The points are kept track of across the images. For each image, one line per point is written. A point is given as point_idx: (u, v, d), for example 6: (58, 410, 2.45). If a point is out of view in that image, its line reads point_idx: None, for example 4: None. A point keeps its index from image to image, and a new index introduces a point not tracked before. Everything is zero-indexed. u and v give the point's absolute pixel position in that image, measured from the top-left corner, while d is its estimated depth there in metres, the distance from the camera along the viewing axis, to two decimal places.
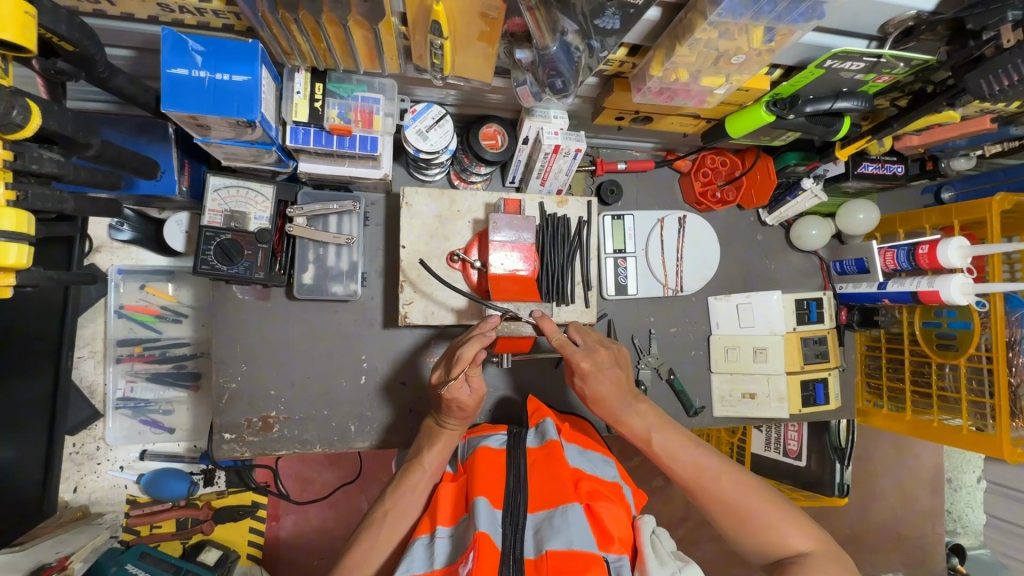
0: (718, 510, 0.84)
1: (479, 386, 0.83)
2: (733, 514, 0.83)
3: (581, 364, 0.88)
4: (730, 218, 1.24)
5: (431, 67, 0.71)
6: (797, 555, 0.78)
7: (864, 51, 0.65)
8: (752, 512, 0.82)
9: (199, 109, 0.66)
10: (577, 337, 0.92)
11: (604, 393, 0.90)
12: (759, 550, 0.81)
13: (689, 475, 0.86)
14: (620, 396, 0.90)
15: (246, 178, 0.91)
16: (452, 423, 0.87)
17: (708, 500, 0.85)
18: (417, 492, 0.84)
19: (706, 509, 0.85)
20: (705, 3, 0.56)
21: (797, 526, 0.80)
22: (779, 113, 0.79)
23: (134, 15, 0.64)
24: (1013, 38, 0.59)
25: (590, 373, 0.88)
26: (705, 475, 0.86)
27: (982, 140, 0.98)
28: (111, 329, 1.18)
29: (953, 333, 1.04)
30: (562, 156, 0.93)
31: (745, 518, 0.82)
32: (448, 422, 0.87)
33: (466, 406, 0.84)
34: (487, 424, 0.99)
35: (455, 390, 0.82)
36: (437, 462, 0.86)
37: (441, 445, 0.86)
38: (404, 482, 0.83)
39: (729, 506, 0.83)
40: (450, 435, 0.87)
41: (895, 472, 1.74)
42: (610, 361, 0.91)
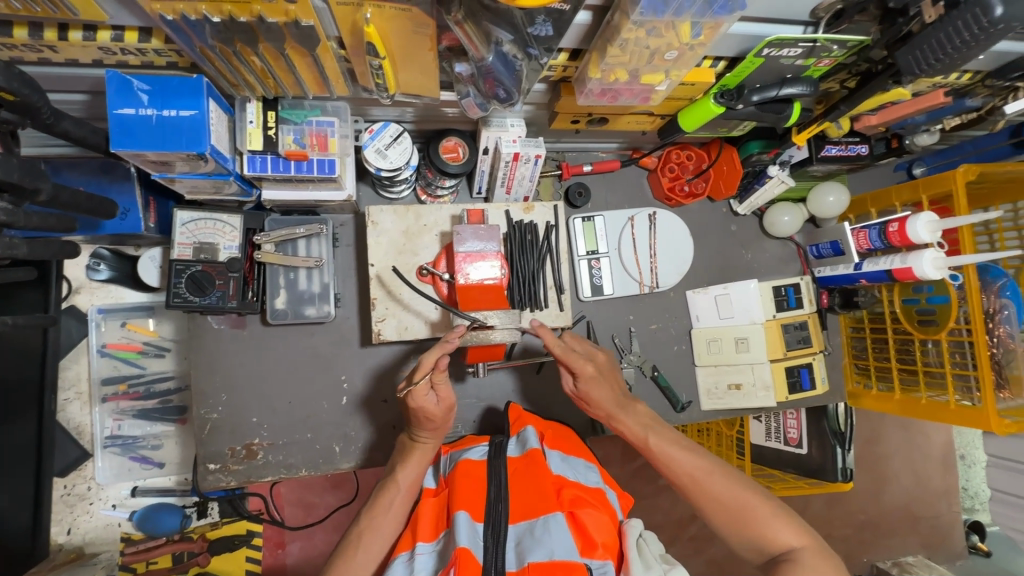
0: (712, 508, 0.83)
1: (446, 394, 0.84)
2: (727, 511, 0.82)
3: (585, 369, 0.88)
4: (701, 211, 1.24)
5: (376, 86, 0.72)
6: (790, 551, 0.77)
7: (798, 37, 0.66)
8: (743, 508, 0.81)
9: (149, 146, 0.68)
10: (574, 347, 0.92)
11: (601, 396, 0.90)
12: (752, 546, 0.81)
13: (682, 474, 0.86)
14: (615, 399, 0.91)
15: (213, 210, 0.93)
16: (427, 436, 0.87)
17: (702, 497, 0.84)
18: (392, 511, 0.84)
19: (700, 507, 0.85)
20: (626, 4, 0.57)
21: (788, 520, 0.79)
22: (726, 104, 0.79)
23: (78, 60, 0.65)
24: (934, 13, 0.59)
25: (593, 376, 0.89)
26: (697, 472, 0.85)
27: (941, 114, 0.97)
28: (95, 369, 1.19)
29: (931, 309, 1.04)
30: (523, 163, 0.94)
31: (737, 515, 0.81)
32: (421, 437, 0.87)
33: (435, 418, 0.84)
34: (471, 436, 0.99)
35: (421, 397, 0.82)
36: (411, 479, 0.86)
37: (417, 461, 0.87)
38: (379, 502, 0.84)
39: (723, 504, 0.83)
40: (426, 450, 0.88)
41: (905, 454, 1.71)
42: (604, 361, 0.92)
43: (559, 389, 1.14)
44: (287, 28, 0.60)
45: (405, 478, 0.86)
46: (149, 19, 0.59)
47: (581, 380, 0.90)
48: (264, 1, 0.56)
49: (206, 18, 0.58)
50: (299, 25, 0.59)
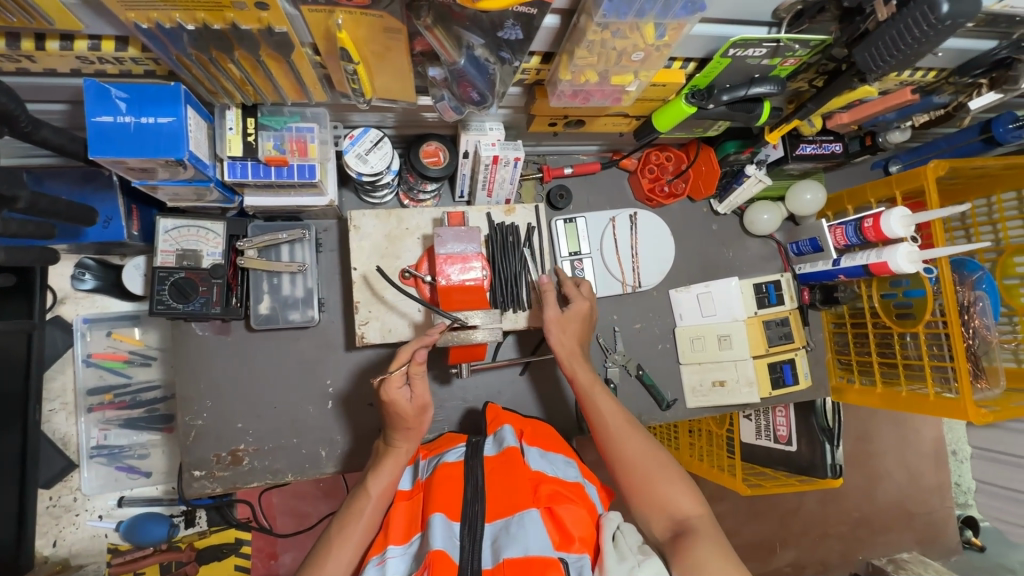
0: (624, 464, 0.85)
1: (420, 392, 0.86)
2: (636, 470, 0.83)
3: (581, 308, 1.00)
4: (682, 211, 1.26)
5: (352, 91, 0.74)
6: (685, 519, 0.78)
7: (761, 37, 0.68)
8: (653, 470, 0.82)
9: (126, 153, 0.69)
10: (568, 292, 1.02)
11: (575, 333, 0.98)
12: (652, 510, 0.80)
13: (611, 423, 0.89)
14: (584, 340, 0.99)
15: (196, 217, 0.93)
16: (399, 438, 0.88)
17: (617, 455, 0.86)
18: (361, 524, 0.83)
19: (614, 460, 0.86)
20: (590, 7, 0.59)
21: (690, 491, 0.80)
22: (697, 104, 0.82)
23: (56, 70, 0.66)
24: (886, 11, 0.61)
25: (581, 315, 1.00)
26: (622, 433, 0.88)
27: (911, 112, 0.99)
28: (80, 379, 1.19)
29: (909, 303, 1.06)
30: (502, 166, 0.96)
31: (648, 469, 0.83)
32: (396, 441, 0.88)
33: (406, 418, 0.85)
34: (449, 436, 1.01)
35: (393, 391, 0.83)
36: (382, 491, 0.85)
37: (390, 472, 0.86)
38: (349, 514, 0.83)
39: (634, 462, 0.84)
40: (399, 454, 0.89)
41: (895, 449, 1.72)
42: (586, 309, 1.00)
43: (544, 390, 1.15)
44: (260, 34, 0.62)
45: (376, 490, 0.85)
46: (125, 28, 0.60)
47: (568, 313, 0.99)
48: (237, 9, 0.57)
49: (180, 25, 0.59)
50: (273, 32, 0.61)
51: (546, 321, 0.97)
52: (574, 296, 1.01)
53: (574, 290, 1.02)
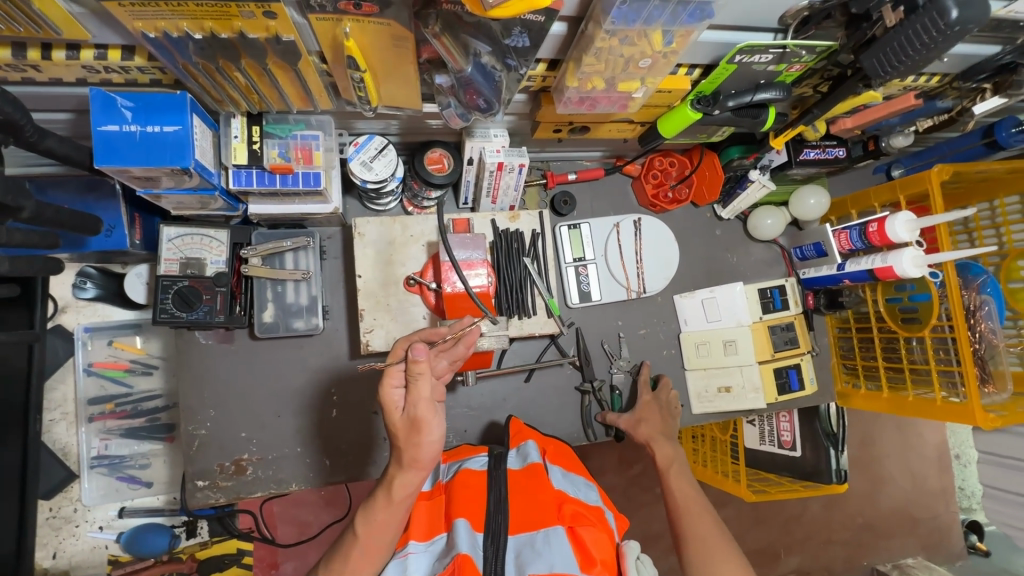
0: (688, 539, 0.86)
1: (413, 402, 0.71)
2: (699, 546, 0.84)
3: (647, 397, 1.11)
4: (686, 216, 1.26)
5: (358, 99, 0.74)
6: None
7: (768, 44, 0.68)
8: (717, 550, 0.83)
9: (132, 162, 0.69)
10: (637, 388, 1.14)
11: (652, 422, 1.06)
12: None
13: (682, 499, 0.92)
14: (660, 425, 1.06)
15: (200, 225, 0.93)
16: (395, 471, 0.75)
17: (683, 528, 0.88)
18: (348, 566, 0.76)
19: (679, 534, 0.87)
20: (598, 15, 0.59)
21: None
22: (703, 110, 0.81)
23: (61, 79, 0.66)
24: (894, 17, 0.61)
25: (648, 404, 1.10)
26: (693, 509, 0.89)
27: (914, 116, 0.99)
28: (81, 388, 1.18)
29: (914, 307, 1.06)
30: (507, 173, 0.96)
31: (711, 550, 0.83)
32: (392, 478, 0.75)
33: (396, 432, 0.73)
34: (470, 445, 1.00)
35: (386, 390, 0.72)
36: (370, 536, 0.76)
37: (381, 518, 0.76)
38: (335, 557, 0.77)
39: (699, 539, 0.85)
40: (398, 505, 0.76)
41: (900, 454, 1.71)
42: (650, 399, 1.11)
43: (549, 397, 1.14)
44: (268, 43, 0.61)
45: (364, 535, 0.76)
46: (131, 37, 0.60)
47: (639, 407, 1.09)
48: (246, 17, 0.57)
49: (188, 35, 0.59)
50: (280, 41, 0.61)
51: (621, 421, 1.08)
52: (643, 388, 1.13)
53: (646, 387, 1.13)
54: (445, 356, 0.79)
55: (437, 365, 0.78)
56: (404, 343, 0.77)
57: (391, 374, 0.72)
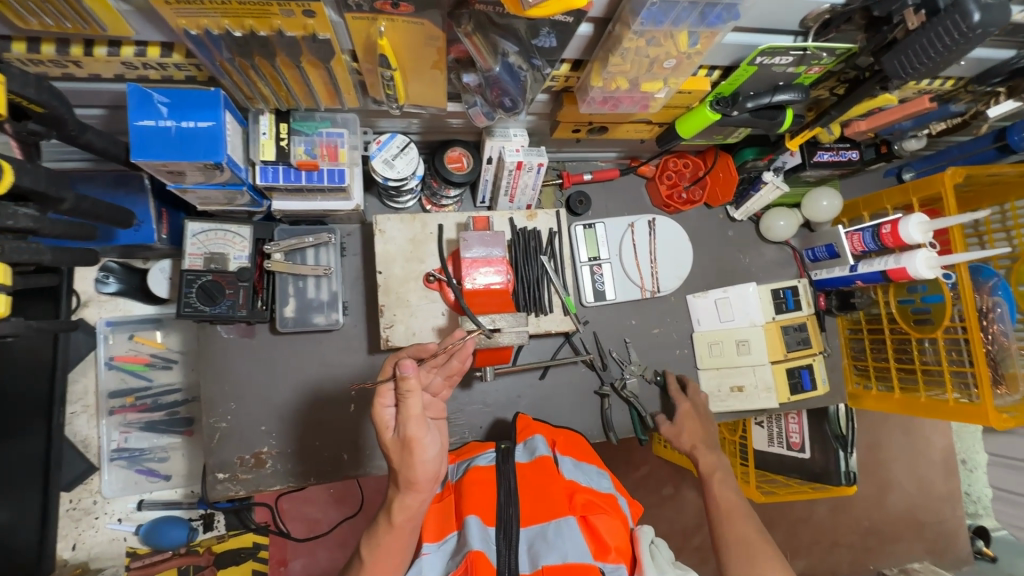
0: (729, 538, 0.88)
1: (401, 424, 0.70)
2: (741, 544, 0.86)
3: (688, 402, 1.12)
4: (699, 217, 1.27)
5: (386, 97, 0.75)
6: None
7: (790, 46, 0.70)
8: (759, 549, 0.85)
9: (166, 157, 0.70)
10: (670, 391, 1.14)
11: (692, 431, 1.09)
12: None
13: (724, 506, 0.94)
14: (701, 433, 1.09)
15: (224, 221, 0.95)
16: (394, 494, 0.73)
17: (725, 529, 0.90)
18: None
19: (721, 536, 0.89)
20: (627, 16, 0.61)
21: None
22: (722, 111, 0.82)
23: (101, 75, 0.68)
24: (916, 21, 0.63)
25: (687, 411, 1.11)
26: (735, 512, 0.92)
27: (928, 120, 1.00)
28: (102, 381, 1.20)
29: (927, 308, 1.07)
30: (526, 172, 0.97)
31: (752, 548, 0.85)
32: (391, 501, 0.73)
33: (390, 453, 0.72)
34: (477, 443, 1.00)
35: (379, 409, 0.71)
36: (376, 564, 0.72)
37: (386, 543, 0.73)
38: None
39: (740, 538, 0.87)
40: (401, 529, 0.73)
41: (908, 458, 1.71)
42: (689, 407, 1.12)
43: (563, 394, 1.15)
44: (304, 41, 0.63)
45: (369, 563, 0.72)
46: (172, 34, 0.62)
47: (677, 416, 1.11)
48: (285, 16, 0.59)
49: (228, 32, 0.60)
50: (317, 39, 0.62)
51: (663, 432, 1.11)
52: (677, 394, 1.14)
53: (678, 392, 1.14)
54: (440, 372, 0.85)
55: (432, 381, 0.84)
56: (393, 360, 0.79)
57: (382, 393, 0.71)
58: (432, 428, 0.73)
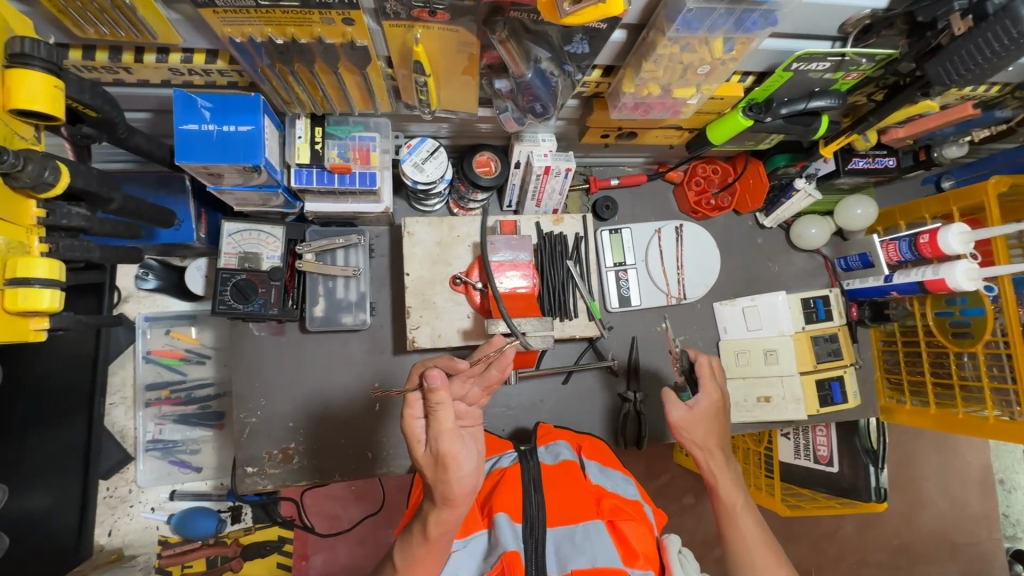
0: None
1: (435, 439, 0.65)
2: None
3: (716, 390, 0.95)
4: (727, 223, 1.26)
5: (419, 101, 0.76)
6: None
7: (827, 52, 0.69)
8: None
9: (209, 160, 0.73)
10: (698, 376, 0.95)
11: (710, 426, 0.93)
12: None
13: (745, 535, 0.87)
14: (718, 433, 0.94)
15: (258, 222, 0.97)
16: (428, 508, 0.68)
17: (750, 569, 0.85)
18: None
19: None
20: (662, 22, 0.61)
21: None
22: (756, 117, 0.81)
23: (149, 81, 0.71)
24: (962, 26, 0.61)
25: (714, 399, 0.94)
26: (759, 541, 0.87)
27: (970, 126, 0.97)
28: (140, 374, 1.25)
29: (966, 321, 1.04)
30: (554, 177, 0.97)
31: None
32: (426, 514, 0.68)
33: (424, 468, 0.67)
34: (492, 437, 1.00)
35: (408, 422, 0.67)
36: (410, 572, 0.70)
37: (421, 555, 0.70)
38: None
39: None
40: (435, 542, 0.69)
41: (943, 475, 1.65)
42: (717, 399, 0.94)
43: (587, 400, 1.15)
44: (342, 48, 0.65)
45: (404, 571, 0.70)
46: (217, 42, 0.64)
47: (699, 408, 0.93)
48: (325, 24, 0.60)
49: (270, 40, 0.62)
50: (355, 46, 0.64)
51: (676, 421, 0.93)
52: (706, 378, 0.95)
53: (709, 374, 0.95)
54: (479, 383, 0.71)
55: (467, 393, 0.71)
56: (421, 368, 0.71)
57: (410, 404, 0.67)
58: (468, 442, 0.68)
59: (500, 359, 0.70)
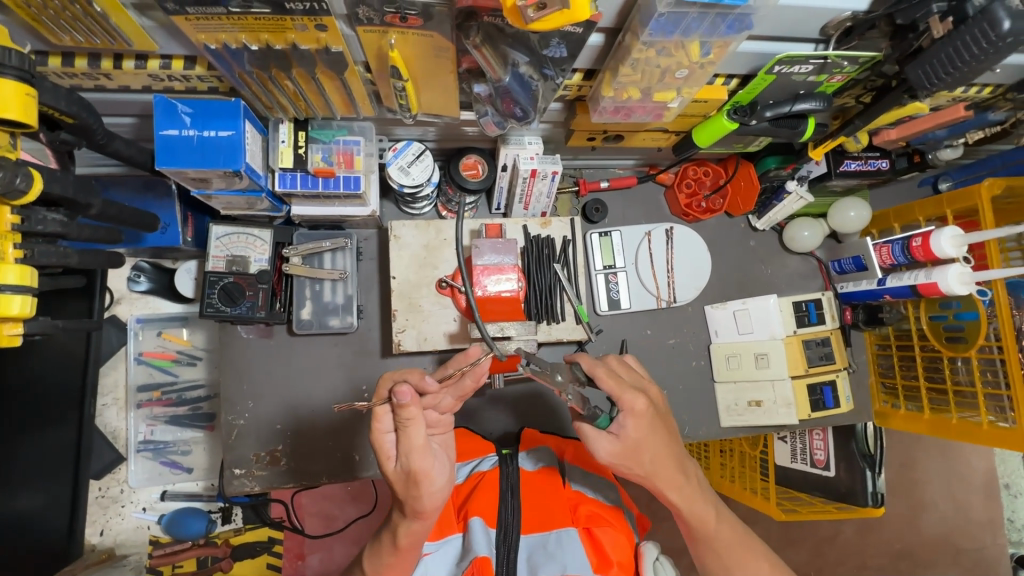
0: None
1: (407, 457, 0.64)
2: None
3: (637, 404, 0.74)
4: (719, 226, 1.25)
5: (399, 106, 0.76)
6: None
7: (809, 55, 0.68)
8: None
9: (189, 165, 0.73)
10: (607, 392, 0.75)
11: (653, 446, 0.75)
12: None
13: (729, 545, 0.81)
14: (666, 451, 0.76)
15: (245, 225, 0.98)
16: (398, 520, 0.70)
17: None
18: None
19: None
20: (636, 26, 0.60)
21: None
22: (740, 121, 0.81)
23: (130, 86, 0.71)
24: (942, 29, 0.60)
25: (642, 418, 0.74)
26: (742, 548, 0.82)
27: (963, 128, 0.95)
28: (131, 376, 1.26)
29: (960, 325, 1.01)
30: (540, 180, 0.97)
31: None
32: (397, 526, 0.70)
33: (394, 484, 0.68)
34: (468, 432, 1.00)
35: (377, 437, 0.65)
36: None
37: (390, 562, 0.72)
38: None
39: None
40: (405, 552, 0.71)
41: (944, 480, 1.62)
42: (645, 408, 0.74)
43: None
44: (318, 54, 0.65)
45: None
46: (194, 48, 0.64)
47: (633, 432, 0.74)
48: (299, 30, 0.61)
49: (245, 46, 0.63)
50: (330, 52, 0.64)
51: (606, 456, 0.75)
52: (618, 390, 0.74)
53: (615, 381, 0.75)
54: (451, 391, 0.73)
55: (441, 402, 0.70)
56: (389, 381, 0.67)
57: (378, 419, 0.64)
58: (438, 454, 0.69)
59: (473, 370, 0.70)
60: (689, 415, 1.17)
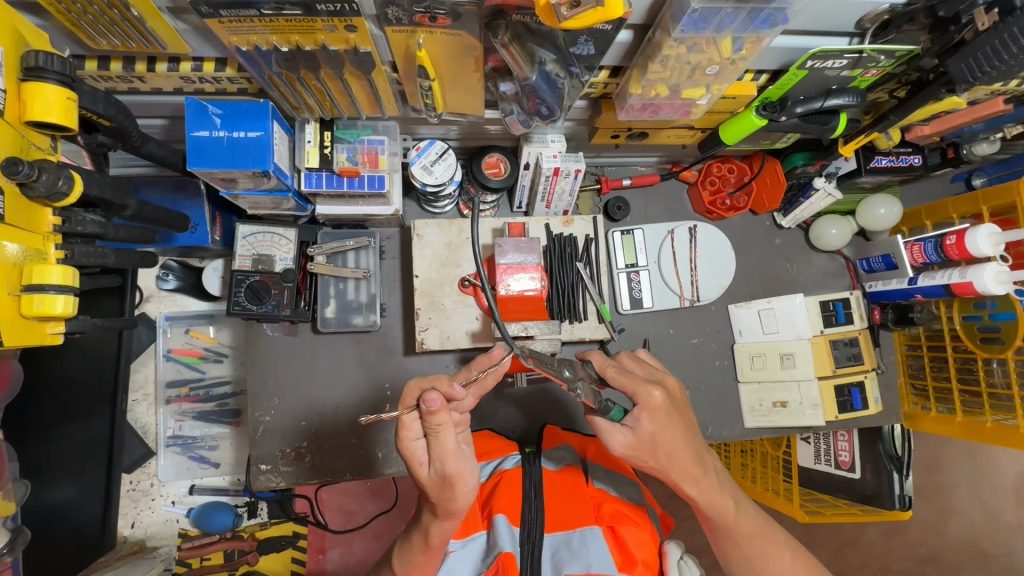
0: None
1: (436, 459, 0.64)
2: None
3: (652, 398, 0.72)
4: (744, 224, 1.23)
5: (425, 105, 0.76)
6: None
7: (843, 49, 0.66)
8: None
9: (220, 166, 0.74)
10: (620, 389, 0.73)
11: (671, 436, 0.74)
12: None
13: (756, 545, 0.80)
14: (682, 444, 0.75)
15: (271, 224, 0.99)
16: (429, 520, 0.70)
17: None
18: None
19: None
20: (667, 22, 0.60)
21: None
22: (769, 116, 0.79)
23: (162, 89, 0.73)
24: (987, 20, 0.59)
25: (657, 412, 0.72)
26: (771, 548, 0.80)
27: (1002, 122, 0.91)
28: (160, 372, 1.28)
29: (996, 326, 0.99)
30: (563, 178, 0.96)
31: None
32: (425, 525, 0.70)
33: (428, 489, 0.67)
34: (490, 433, 1.02)
35: (408, 444, 0.64)
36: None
37: (422, 561, 0.73)
38: None
39: None
40: (431, 548, 0.71)
41: (974, 483, 1.58)
42: (660, 400, 0.72)
43: None
44: (346, 54, 0.65)
45: None
46: (226, 50, 0.65)
47: (648, 425, 0.73)
48: (328, 31, 0.61)
49: (276, 47, 0.63)
50: (358, 52, 0.64)
51: (615, 450, 0.75)
52: (631, 386, 0.73)
53: (628, 377, 0.73)
54: (473, 389, 0.71)
55: (463, 402, 0.69)
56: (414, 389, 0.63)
57: (408, 427, 0.63)
58: (469, 454, 0.67)
59: (496, 370, 0.68)
60: (713, 414, 1.16)
